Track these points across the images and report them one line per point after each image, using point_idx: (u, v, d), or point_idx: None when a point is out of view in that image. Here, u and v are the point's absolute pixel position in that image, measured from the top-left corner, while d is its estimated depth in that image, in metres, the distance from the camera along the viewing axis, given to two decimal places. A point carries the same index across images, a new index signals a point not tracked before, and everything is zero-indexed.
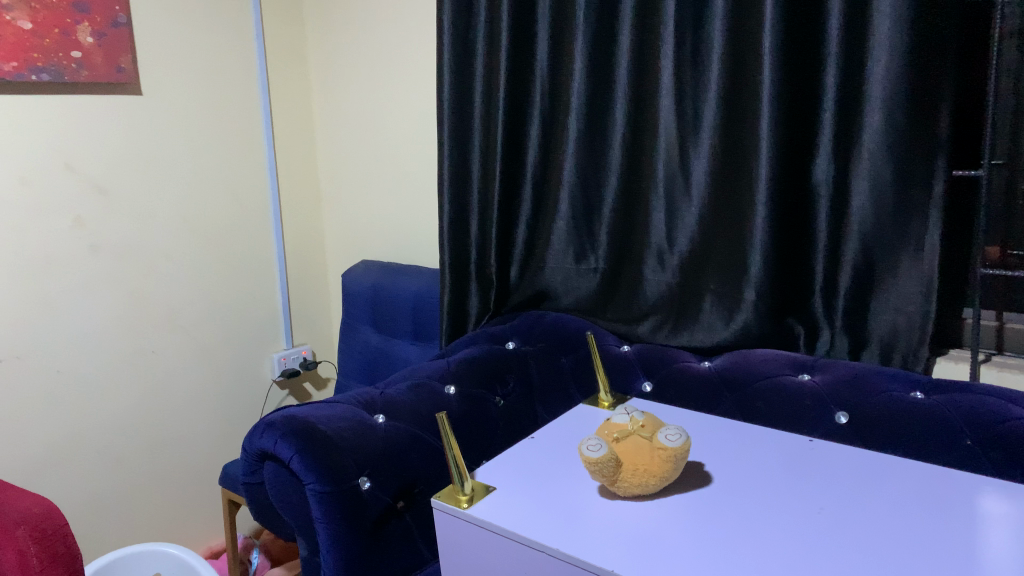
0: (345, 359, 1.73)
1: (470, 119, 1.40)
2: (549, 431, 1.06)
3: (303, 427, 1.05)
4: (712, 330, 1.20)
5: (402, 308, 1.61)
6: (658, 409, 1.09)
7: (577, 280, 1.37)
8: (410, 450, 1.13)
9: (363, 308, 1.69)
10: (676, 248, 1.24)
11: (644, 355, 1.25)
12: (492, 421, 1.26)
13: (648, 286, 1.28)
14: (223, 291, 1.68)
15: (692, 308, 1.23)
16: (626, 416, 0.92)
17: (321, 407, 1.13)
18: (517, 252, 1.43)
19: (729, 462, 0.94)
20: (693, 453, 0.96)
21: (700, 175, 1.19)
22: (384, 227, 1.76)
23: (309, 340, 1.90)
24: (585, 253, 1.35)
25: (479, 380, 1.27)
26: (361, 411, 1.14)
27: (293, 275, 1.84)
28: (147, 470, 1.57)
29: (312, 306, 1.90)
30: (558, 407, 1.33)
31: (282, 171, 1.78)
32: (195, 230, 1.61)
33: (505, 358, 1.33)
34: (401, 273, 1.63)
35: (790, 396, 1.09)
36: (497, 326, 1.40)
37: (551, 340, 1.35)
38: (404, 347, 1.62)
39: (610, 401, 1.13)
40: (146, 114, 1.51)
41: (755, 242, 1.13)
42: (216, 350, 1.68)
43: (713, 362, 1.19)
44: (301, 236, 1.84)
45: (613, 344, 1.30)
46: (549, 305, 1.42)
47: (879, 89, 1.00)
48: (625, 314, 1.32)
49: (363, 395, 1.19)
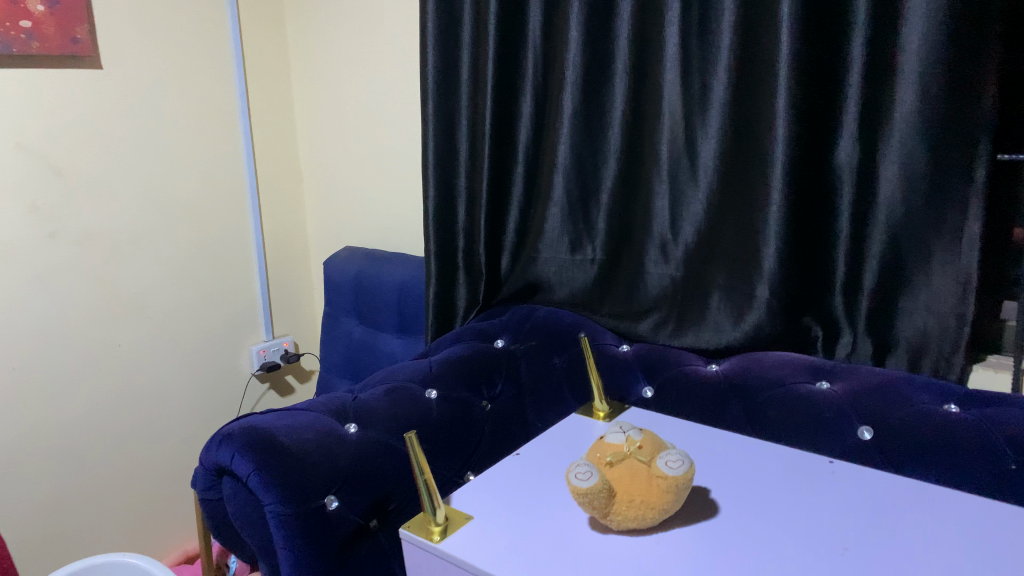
0: (327, 352, 1.62)
1: (456, 95, 1.27)
2: (535, 446, 0.95)
3: (262, 440, 0.95)
4: (720, 330, 1.08)
5: (386, 299, 1.50)
6: (660, 421, 0.98)
7: (572, 271, 1.25)
8: (384, 463, 1.02)
9: (346, 298, 1.58)
10: (680, 239, 1.12)
11: (644, 356, 1.14)
12: (475, 427, 1.14)
13: (650, 280, 1.17)
14: (197, 280, 1.57)
15: (697, 305, 1.12)
16: (621, 435, 0.82)
17: (287, 415, 1.02)
18: (509, 239, 1.32)
19: (736, 487, 0.83)
20: (697, 476, 0.85)
21: (708, 158, 1.06)
22: (369, 212, 1.64)
23: (290, 330, 1.80)
24: (581, 242, 1.23)
25: (464, 381, 1.16)
26: (331, 419, 1.03)
27: (273, 261, 1.73)
28: (115, 470, 1.47)
29: (293, 294, 1.79)
30: (551, 414, 1.22)
31: (259, 151, 1.66)
32: (164, 214, 1.50)
33: (493, 356, 1.22)
34: (384, 262, 1.52)
35: (807, 407, 0.97)
36: (485, 321, 1.28)
37: (545, 338, 1.23)
38: (388, 340, 1.52)
39: (606, 412, 1.01)
40: (109, 89, 1.39)
41: (769, 233, 1.01)
42: (189, 342, 1.58)
43: (721, 366, 1.08)
44: (281, 221, 1.73)
45: (612, 342, 1.18)
46: (541, 298, 1.31)
47: (914, 61, 0.87)
48: (622, 309, 1.20)
49: (334, 399, 1.08)
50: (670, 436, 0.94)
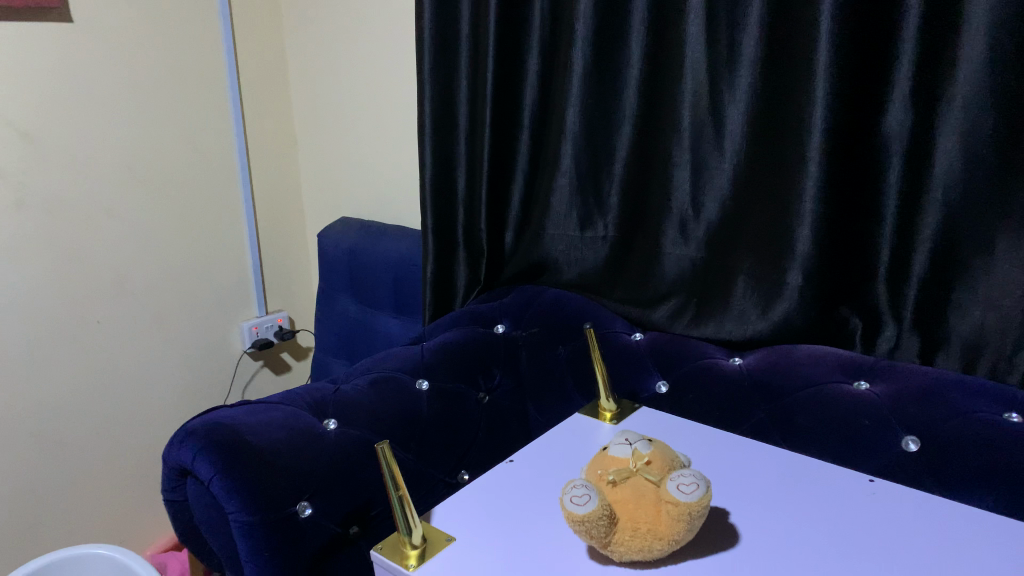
0: (320, 330, 1.52)
1: (454, 52, 1.15)
2: (530, 452, 0.84)
3: (227, 440, 0.85)
4: (746, 321, 0.96)
5: (381, 276, 1.39)
6: (675, 426, 0.87)
7: (581, 250, 1.13)
8: (364, 465, 0.92)
9: (340, 273, 1.47)
10: (702, 216, 0.99)
11: (659, 347, 1.01)
12: (468, 423, 1.04)
13: (667, 262, 1.04)
14: (180, 252, 1.47)
15: (720, 291, 0.99)
16: (627, 448, 0.71)
17: (259, 410, 0.92)
18: (513, 213, 1.20)
19: (758, 509, 0.71)
20: (714, 495, 0.74)
21: (736, 125, 0.93)
22: (366, 181, 1.53)
23: (285, 306, 1.70)
24: (591, 217, 1.11)
25: (458, 372, 1.06)
26: (307, 415, 0.93)
27: (265, 232, 1.62)
28: (92, 453, 1.39)
29: (288, 268, 1.69)
30: (554, 410, 1.10)
31: (249, 114, 1.54)
32: (143, 182, 1.40)
33: (491, 342, 1.11)
34: (380, 235, 1.40)
35: (843, 412, 0.85)
36: (484, 304, 1.16)
37: (549, 325, 1.12)
38: (384, 320, 1.41)
39: (613, 412, 0.90)
40: (80, 45, 1.27)
41: (805, 212, 0.88)
42: (174, 319, 1.48)
43: (745, 361, 0.95)
44: (273, 190, 1.62)
45: (624, 330, 1.06)
46: (548, 278, 1.19)
47: (983, 11, 0.74)
48: (635, 295, 1.08)
49: (314, 392, 0.98)
50: (681, 445, 0.83)
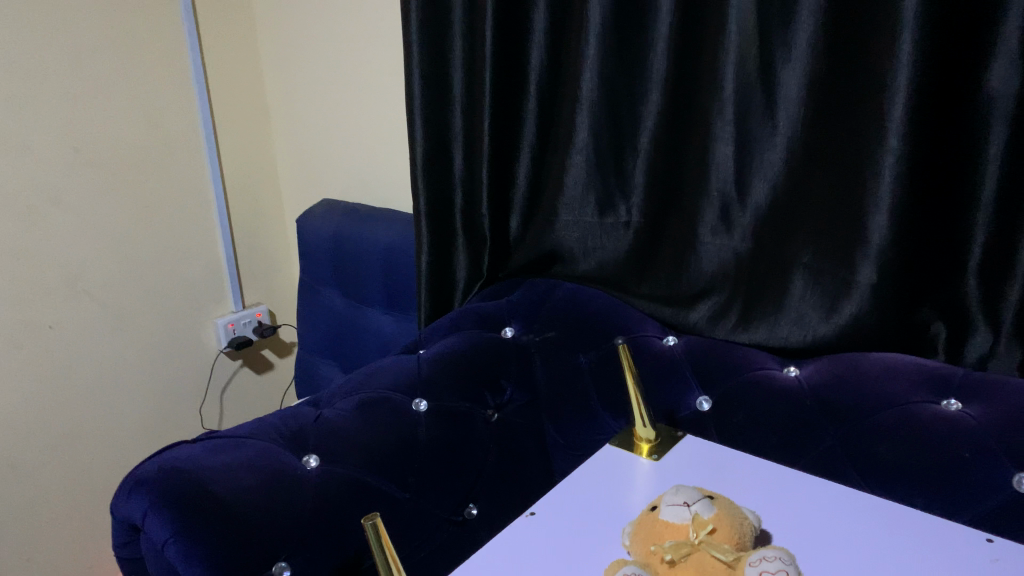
0: (304, 327, 1.36)
1: (446, 8, 0.97)
2: (554, 500, 0.69)
3: (186, 492, 0.69)
4: (805, 324, 0.81)
5: (370, 267, 1.23)
6: (729, 461, 0.72)
7: (601, 238, 0.97)
8: (352, 510, 0.76)
9: (323, 263, 1.31)
10: (749, 200, 0.83)
11: (698, 355, 0.86)
12: (476, 447, 0.88)
13: (703, 253, 0.88)
14: (140, 243, 1.30)
15: (771, 288, 0.83)
16: (684, 513, 0.56)
17: (224, 447, 0.76)
18: (518, 196, 1.03)
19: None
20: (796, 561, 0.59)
21: (792, 89, 0.76)
22: (350, 160, 1.36)
23: (264, 298, 1.53)
24: (612, 200, 0.95)
25: (462, 386, 0.90)
26: (282, 450, 0.77)
27: (238, 218, 1.45)
28: (52, 473, 1.24)
29: (266, 256, 1.52)
30: (575, 429, 0.93)
31: (214, 86, 1.36)
32: (96, 165, 1.23)
33: (501, 349, 0.96)
34: (367, 220, 1.24)
35: (939, 443, 0.69)
36: (488, 303, 1.00)
37: (567, 326, 0.96)
38: (374, 317, 1.25)
39: (652, 446, 0.75)
40: (12, 8, 1.09)
41: (881, 198, 0.72)
42: (139, 318, 1.32)
43: (802, 372, 0.80)
44: (245, 171, 1.45)
45: (655, 334, 0.90)
46: (561, 270, 1.03)
47: None
48: (666, 292, 0.92)
49: (290, 420, 0.82)
50: (742, 492, 0.67)
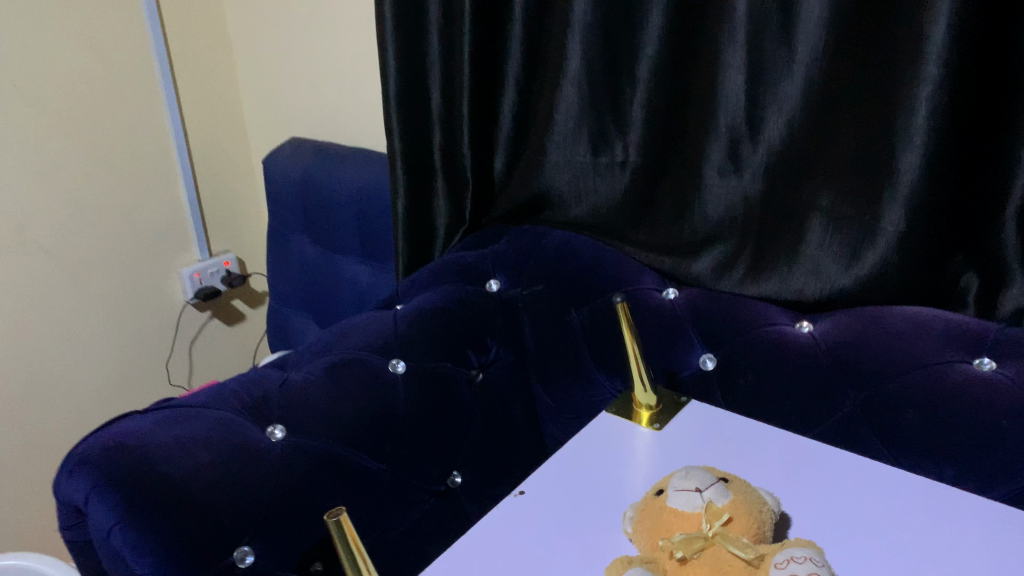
0: (274, 278, 1.27)
1: None
2: (546, 476, 0.62)
3: (129, 473, 0.62)
4: (821, 275, 0.74)
5: (343, 213, 1.14)
6: (738, 429, 0.65)
7: (594, 180, 0.88)
8: (324, 486, 0.69)
9: (294, 208, 1.21)
10: (762, 138, 0.74)
11: (702, 311, 0.78)
12: (460, 411, 0.82)
13: (708, 196, 0.80)
14: (93, 189, 1.20)
15: (785, 236, 0.75)
16: (696, 501, 0.49)
17: (177, 419, 0.69)
18: (503, 133, 0.94)
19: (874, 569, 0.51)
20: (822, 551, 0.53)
21: (814, 10, 0.67)
22: (320, 96, 1.25)
23: (232, 245, 1.44)
24: (607, 137, 0.86)
25: (443, 345, 0.82)
26: (243, 422, 0.69)
27: (201, 160, 1.34)
28: (8, 435, 1.16)
29: (233, 201, 1.42)
30: (568, 392, 0.88)
31: (168, 13, 1.24)
32: (40, 103, 1.11)
33: (485, 304, 0.87)
34: (338, 161, 1.14)
35: (971, 412, 0.62)
36: (470, 253, 0.92)
37: (557, 280, 0.88)
38: (349, 266, 1.17)
39: (653, 414, 0.68)
40: None
41: (913, 134, 0.64)
42: (96, 269, 1.23)
43: (817, 329, 0.72)
44: (206, 108, 1.33)
45: (654, 287, 0.82)
46: (551, 214, 0.95)
47: None
48: (667, 239, 0.84)
49: (253, 386, 0.74)
50: (755, 469, 0.60)
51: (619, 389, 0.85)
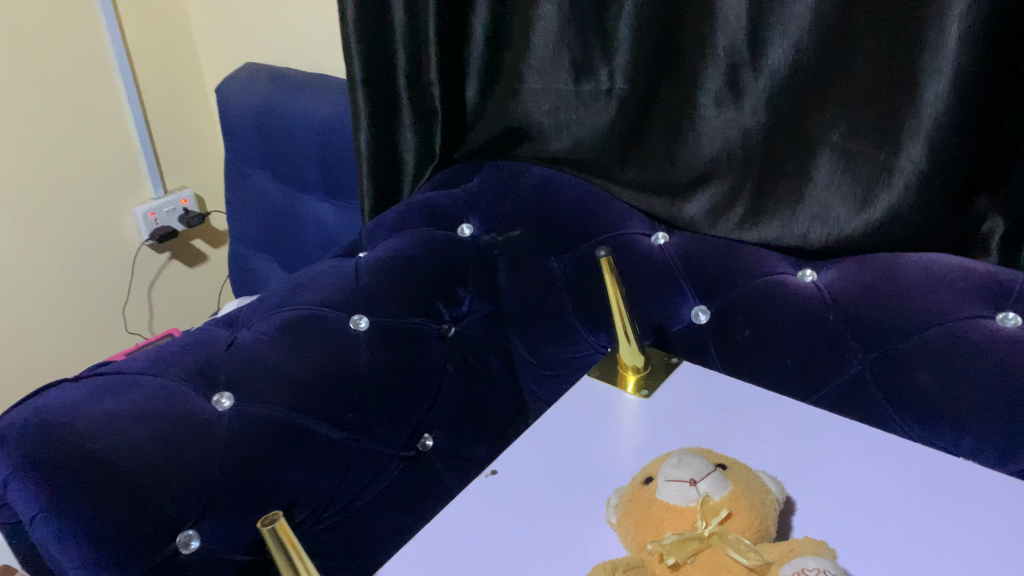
0: (234, 217, 1.18)
1: None
2: (523, 451, 0.56)
3: (53, 451, 0.55)
4: (829, 218, 0.65)
5: (304, 147, 1.04)
6: (735, 394, 0.59)
7: (577, 110, 0.80)
8: (280, 459, 0.63)
9: (251, 142, 1.11)
10: (765, 63, 0.65)
11: (695, 257, 0.71)
12: (431, 370, 0.75)
13: (703, 129, 0.71)
14: (29, 122, 1.09)
15: (789, 174, 0.67)
16: (691, 495, 0.43)
17: (112, 388, 0.61)
18: (476, 58, 0.84)
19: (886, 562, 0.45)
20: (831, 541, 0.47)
21: None
22: (276, 16, 1.13)
23: (191, 181, 1.34)
24: (590, 62, 0.77)
25: (410, 297, 0.75)
26: (185, 389, 0.62)
27: (150, 88, 1.23)
28: None
29: (188, 133, 1.31)
30: (547, 345, 0.81)
31: None
32: None
33: (456, 251, 0.80)
34: (297, 90, 1.03)
35: (997, 378, 0.55)
36: (441, 194, 0.84)
37: (537, 224, 0.80)
38: (313, 205, 1.08)
39: (640, 378, 0.62)
40: None
41: (941, 57, 0.55)
42: (39, 211, 1.14)
43: (820, 278, 0.65)
44: (153, 30, 1.21)
45: (643, 231, 0.75)
46: (529, 148, 0.86)
47: None
48: (656, 177, 0.76)
49: (198, 346, 0.67)
50: (754, 446, 0.54)
51: (604, 345, 0.78)
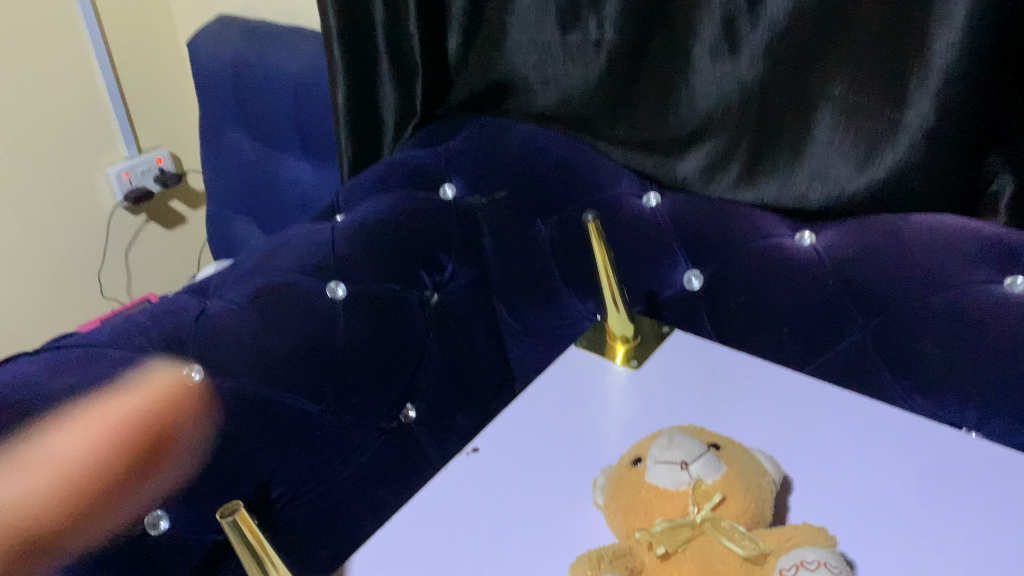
0: (210, 177, 1.14)
1: None
2: (506, 427, 0.53)
3: (10, 438, 0.51)
4: (829, 178, 0.62)
5: (280, 104, 0.99)
6: (728, 366, 0.56)
7: (564, 63, 0.75)
8: (254, 435, 0.60)
9: (226, 99, 1.06)
10: (763, 12, 0.61)
11: (689, 219, 0.67)
12: (413, 340, 0.72)
13: (697, 83, 0.67)
14: None
15: (787, 131, 0.64)
16: (682, 478, 0.40)
17: (74, 363, 0.58)
18: (457, 7, 0.79)
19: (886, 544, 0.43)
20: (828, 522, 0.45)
21: None
22: None
23: (165, 140, 1.29)
24: (578, 12, 0.72)
25: (390, 263, 0.71)
26: (153, 361, 0.58)
27: (118, 42, 1.17)
28: None
29: (161, 89, 1.25)
30: (534, 313, 0.78)
31: None
32: None
33: (438, 214, 0.76)
34: (271, 43, 0.98)
35: (1006, 349, 0.52)
36: (421, 154, 0.79)
37: (521, 185, 0.76)
38: (291, 165, 1.04)
39: (629, 349, 0.59)
40: None
41: (953, 6, 0.51)
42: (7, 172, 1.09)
43: (819, 241, 0.62)
44: None
45: (634, 191, 0.71)
46: (515, 104, 0.82)
47: None
48: (649, 135, 0.72)
49: (166, 316, 0.63)
50: (747, 421, 0.52)
51: (592, 313, 0.75)
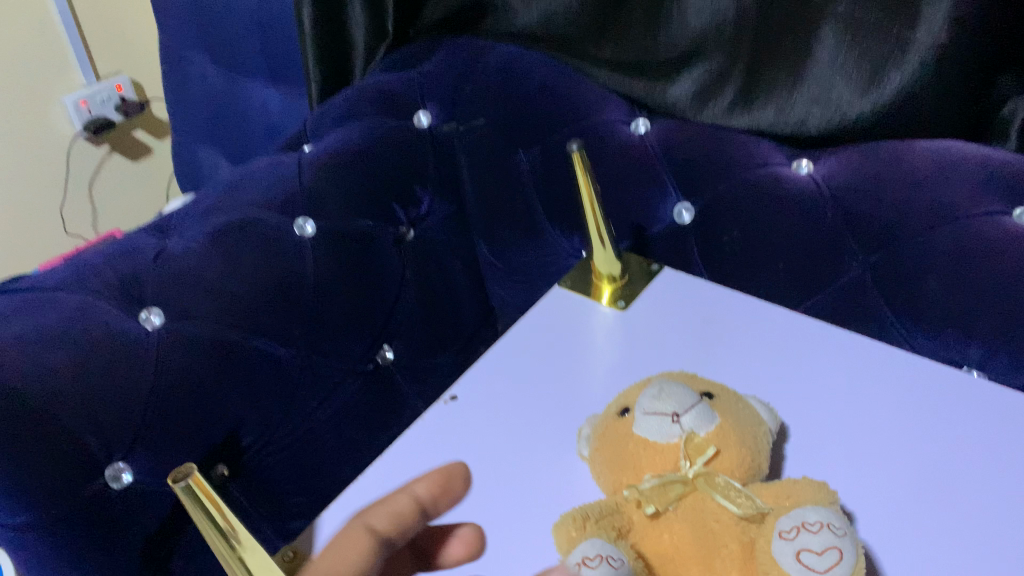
0: (174, 106, 1.08)
1: None
2: (487, 372, 0.51)
3: None
4: (831, 101, 0.58)
5: (242, 25, 0.93)
6: (720, 305, 0.53)
7: None
8: (221, 383, 0.57)
9: (185, 20, 0.99)
10: None
11: (680, 148, 0.63)
12: (388, 278, 0.69)
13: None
14: None
15: (787, 49, 0.59)
16: (673, 431, 0.37)
17: (25, 305, 0.53)
18: None
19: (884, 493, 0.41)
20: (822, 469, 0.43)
21: None
22: None
23: (124, 65, 1.22)
24: None
25: (364, 198, 0.67)
26: (108, 306, 0.54)
27: None
28: None
29: (117, 10, 1.17)
30: (514, 250, 0.75)
31: None
32: None
33: (412, 145, 0.72)
34: None
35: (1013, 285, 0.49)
36: (394, 79, 0.74)
37: (501, 111, 0.71)
38: (258, 92, 0.99)
39: (614, 287, 0.56)
40: None
41: None
42: None
43: (818, 170, 0.58)
44: None
45: (621, 118, 0.67)
46: (493, 23, 0.76)
47: None
48: (638, 56, 0.67)
49: (124, 256, 0.58)
50: (739, 363, 0.49)
51: (578, 249, 0.71)
